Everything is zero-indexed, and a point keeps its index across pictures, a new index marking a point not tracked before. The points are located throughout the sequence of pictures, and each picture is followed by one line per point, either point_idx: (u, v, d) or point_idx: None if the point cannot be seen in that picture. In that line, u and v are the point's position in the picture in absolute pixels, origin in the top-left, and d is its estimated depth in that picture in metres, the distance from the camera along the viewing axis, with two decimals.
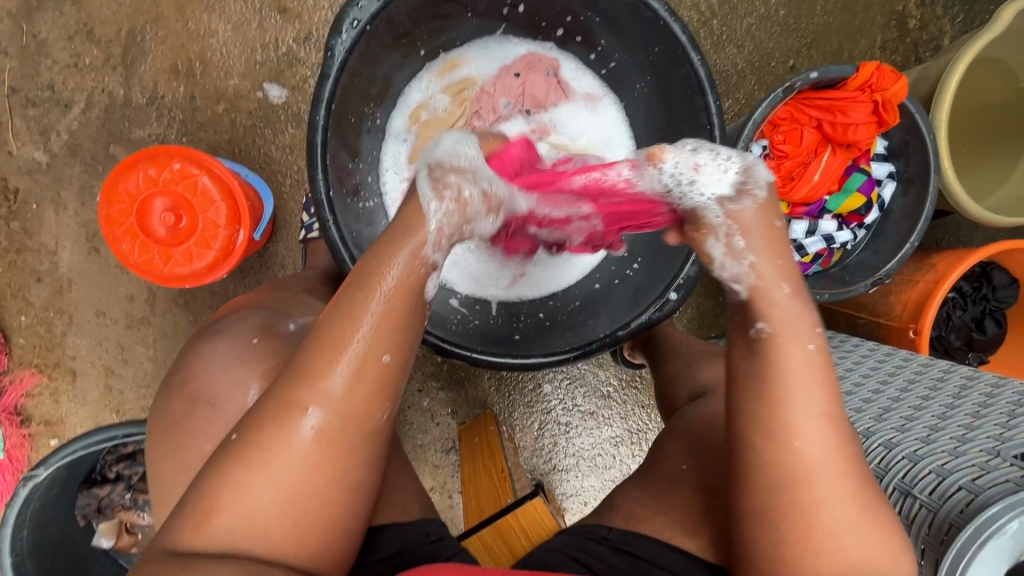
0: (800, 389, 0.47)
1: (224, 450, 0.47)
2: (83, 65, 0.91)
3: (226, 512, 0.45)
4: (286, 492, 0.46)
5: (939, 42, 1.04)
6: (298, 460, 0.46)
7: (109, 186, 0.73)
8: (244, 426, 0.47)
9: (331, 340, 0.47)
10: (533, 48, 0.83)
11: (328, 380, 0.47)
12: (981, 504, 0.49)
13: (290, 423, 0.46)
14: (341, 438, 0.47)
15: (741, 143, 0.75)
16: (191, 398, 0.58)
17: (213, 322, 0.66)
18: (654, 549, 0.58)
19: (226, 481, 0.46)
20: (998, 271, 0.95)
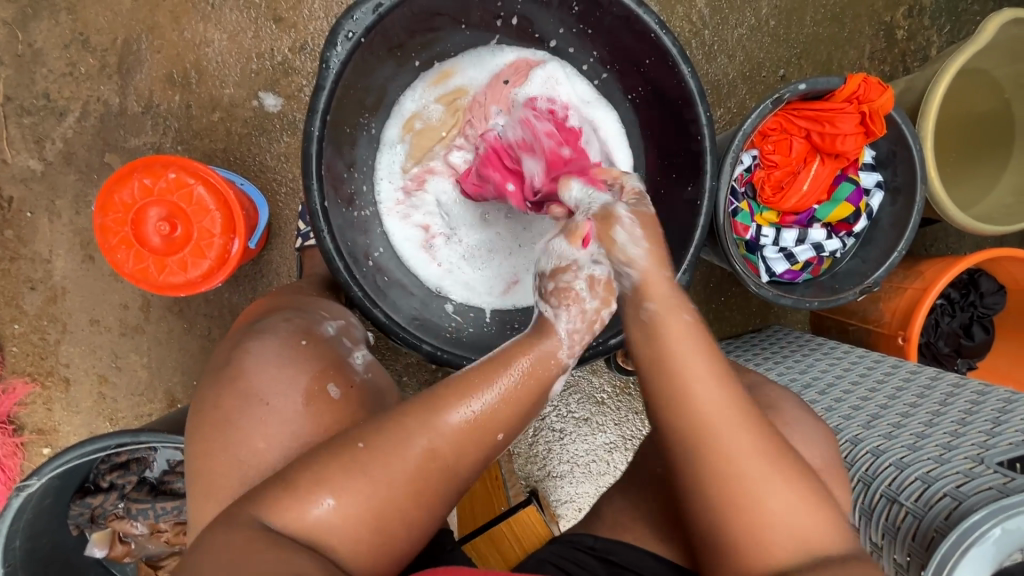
0: (705, 384, 0.51)
1: (341, 455, 0.49)
2: (79, 73, 0.91)
3: (331, 500, 0.47)
4: (379, 510, 0.48)
5: (926, 52, 1.06)
6: (400, 483, 0.48)
7: (104, 196, 0.73)
8: (369, 435, 0.49)
9: (469, 378, 0.51)
10: (526, 56, 0.83)
11: (449, 415, 0.49)
12: (964, 510, 0.50)
13: (410, 448, 0.48)
14: (434, 482, 0.49)
15: (731, 153, 0.76)
16: (245, 394, 0.57)
17: (252, 322, 0.65)
18: (637, 558, 0.60)
19: (334, 479, 0.48)
20: (985, 278, 0.96)
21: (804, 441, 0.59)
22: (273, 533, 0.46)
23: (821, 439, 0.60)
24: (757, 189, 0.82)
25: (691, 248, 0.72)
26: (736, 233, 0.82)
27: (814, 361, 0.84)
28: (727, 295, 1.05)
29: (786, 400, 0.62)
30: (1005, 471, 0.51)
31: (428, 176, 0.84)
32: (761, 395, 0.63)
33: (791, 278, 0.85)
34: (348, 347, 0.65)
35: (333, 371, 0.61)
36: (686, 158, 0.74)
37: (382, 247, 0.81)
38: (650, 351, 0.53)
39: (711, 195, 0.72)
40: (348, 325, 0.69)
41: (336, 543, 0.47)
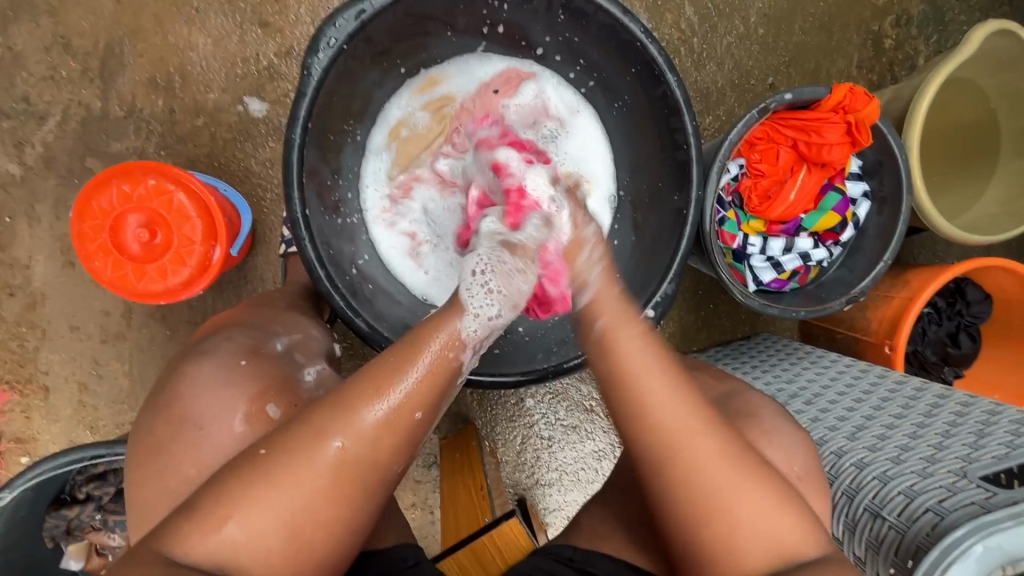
0: (647, 387, 0.51)
1: (245, 463, 0.48)
2: (60, 77, 0.90)
3: (233, 526, 0.46)
4: (291, 519, 0.46)
5: (914, 61, 1.07)
6: (314, 482, 0.47)
7: (82, 202, 0.72)
8: (273, 443, 0.48)
9: (378, 377, 0.48)
10: (513, 64, 0.83)
11: (363, 414, 0.47)
12: (947, 525, 0.49)
13: (318, 451, 0.47)
14: (357, 474, 0.48)
15: (718, 162, 0.75)
16: (177, 422, 0.56)
17: (199, 340, 0.64)
18: (611, 567, 0.59)
19: (234, 496, 0.46)
20: (972, 287, 0.96)
21: (784, 453, 0.58)
22: (177, 563, 0.45)
23: (799, 450, 0.59)
24: (744, 198, 0.82)
25: (677, 256, 0.72)
26: (723, 242, 0.82)
27: (802, 370, 0.84)
28: (716, 302, 1.04)
29: (765, 407, 0.62)
30: (988, 486, 0.51)
31: (414, 184, 0.84)
32: (742, 404, 0.63)
33: (778, 287, 0.85)
34: (299, 363, 0.64)
35: (274, 390, 0.59)
36: (672, 167, 0.74)
37: (367, 254, 0.80)
38: (603, 366, 0.53)
39: (698, 203, 0.72)
40: (304, 339, 0.68)
41: (253, 562, 0.46)
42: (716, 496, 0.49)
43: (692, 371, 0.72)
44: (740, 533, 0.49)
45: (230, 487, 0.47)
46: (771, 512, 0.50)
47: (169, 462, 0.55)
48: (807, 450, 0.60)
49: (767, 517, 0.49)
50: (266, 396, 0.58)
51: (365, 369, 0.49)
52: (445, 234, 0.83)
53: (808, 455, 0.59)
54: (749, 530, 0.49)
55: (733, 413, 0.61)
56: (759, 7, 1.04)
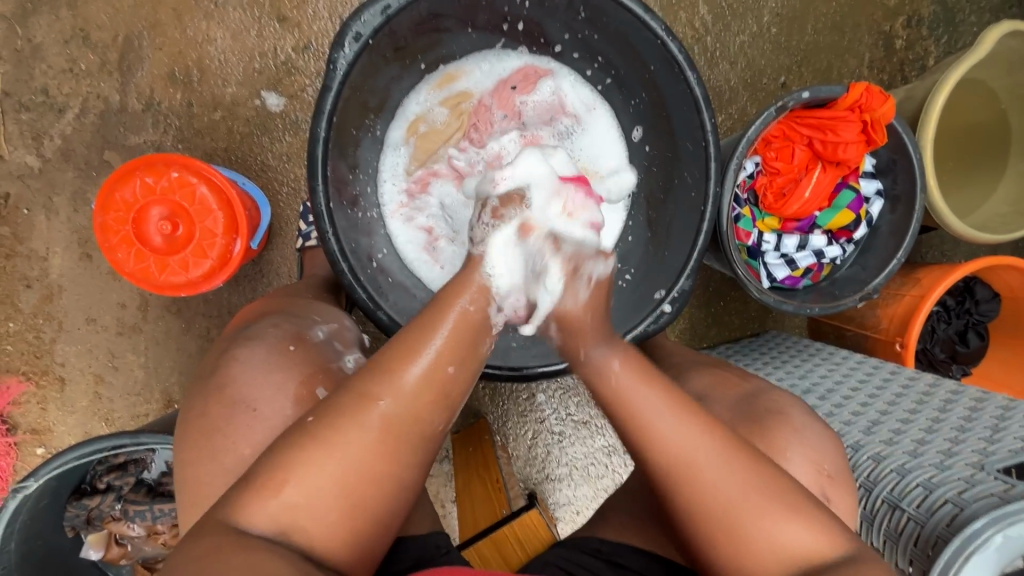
0: (647, 409, 0.53)
1: (293, 432, 0.48)
2: (78, 70, 0.90)
3: (292, 489, 0.46)
4: (344, 475, 0.47)
5: (924, 62, 1.07)
6: (365, 441, 0.48)
7: (105, 194, 0.72)
8: (321, 411, 0.49)
9: (411, 341, 0.50)
10: (530, 61, 0.84)
11: (404, 373, 0.49)
12: (967, 516, 0.50)
13: (365, 411, 0.48)
14: (402, 429, 0.49)
15: (734, 159, 0.76)
16: (230, 402, 0.57)
17: (240, 326, 0.65)
18: (641, 560, 0.60)
19: (291, 461, 0.47)
20: (980, 286, 0.97)
21: (807, 444, 0.59)
22: (244, 532, 0.45)
23: (828, 446, 0.60)
24: (760, 195, 0.83)
25: (694, 253, 0.72)
26: (739, 238, 0.83)
27: (814, 366, 0.85)
28: (726, 299, 1.05)
29: (795, 407, 0.63)
30: (1005, 479, 0.52)
31: (430, 179, 0.84)
32: (770, 401, 0.64)
33: (792, 284, 0.85)
34: (339, 350, 0.64)
35: (321, 375, 0.60)
36: (689, 164, 0.75)
37: (385, 248, 0.80)
38: (602, 390, 0.54)
39: (714, 200, 0.73)
40: (340, 329, 0.68)
41: (311, 527, 0.46)
42: (736, 519, 0.51)
43: (709, 366, 0.73)
44: (752, 534, 0.51)
45: (281, 454, 0.47)
46: (789, 528, 0.50)
47: (197, 451, 0.55)
48: (836, 447, 0.61)
49: (783, 533, 0.50)
50: (295, 386, 0.58)
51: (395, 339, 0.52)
52: (461, 229, 0.84)
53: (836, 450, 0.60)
54: (768, 552, 0.50)
55: (761, 411, 0.62)
56: (772, 7, 1.05)
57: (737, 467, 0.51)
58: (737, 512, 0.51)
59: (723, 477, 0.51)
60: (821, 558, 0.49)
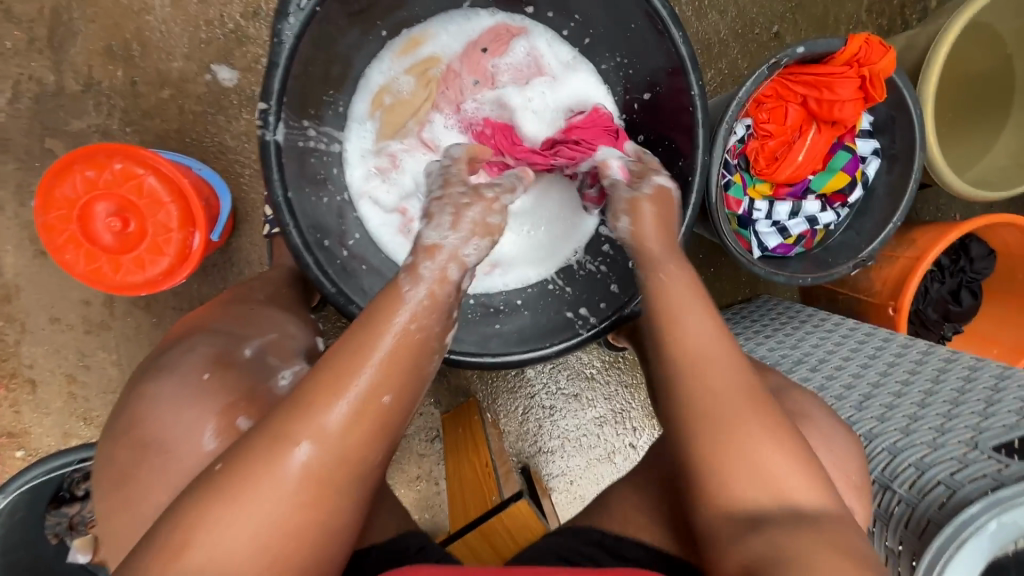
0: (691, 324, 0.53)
1: (205, 481, 0.42)
2: (5, 49, 0.82)
3: (197, 551, 0.39)
4: (258, 534, 0.40)
5: (925, 3, 1.00)
6: (282, 491, 0.41)
7: (43, 192, 0.66)
8: (230, 456, 0.42)
9: (337, 371, 0.43)
10: (502, 19, 0.77)
11: (324, 412, 0.42)
12: (960, 500, 0.49)
13: (280, 456, 0.41)
14: (327, 478, 0.42)
15: (724, 124, 0.71)
16: (141, 444, 0.52)
17: (163, 349, 0.59)
18: (648, 556, 0.57)
19: (200, 516, 0.40)
20: (975, 243, 0.95)
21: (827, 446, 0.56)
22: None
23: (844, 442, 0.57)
24: (750, 160, 0.78)
25: (683, 226, 0.67)
26: (728, 208, 0.78)
27: (805, 336, 0.83)
28: (717, 265, 1.02)
29: (812, 406, 0.59)
30: (999, 457, 0.51)
31: (402, 155, 0.78)
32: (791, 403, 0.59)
33: (784, 252, 0.82)
34: (273, 366, 0.59)
35: (244, 403, 0.53)
36: (672, 129, 0.70)
37: (357, 232, 0.75)
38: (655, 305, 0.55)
39: (704, 169, 0.68)
40: (279, 340, 0.63)
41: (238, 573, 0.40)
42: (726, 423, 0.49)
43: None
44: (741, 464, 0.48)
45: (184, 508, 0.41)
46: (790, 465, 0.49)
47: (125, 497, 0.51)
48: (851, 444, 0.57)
49: (776, 461, 0.48)
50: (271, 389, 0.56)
51: (327, 357, 0.44)
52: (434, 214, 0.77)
53: (846, 447, 0.57)
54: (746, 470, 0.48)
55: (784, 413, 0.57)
56: None
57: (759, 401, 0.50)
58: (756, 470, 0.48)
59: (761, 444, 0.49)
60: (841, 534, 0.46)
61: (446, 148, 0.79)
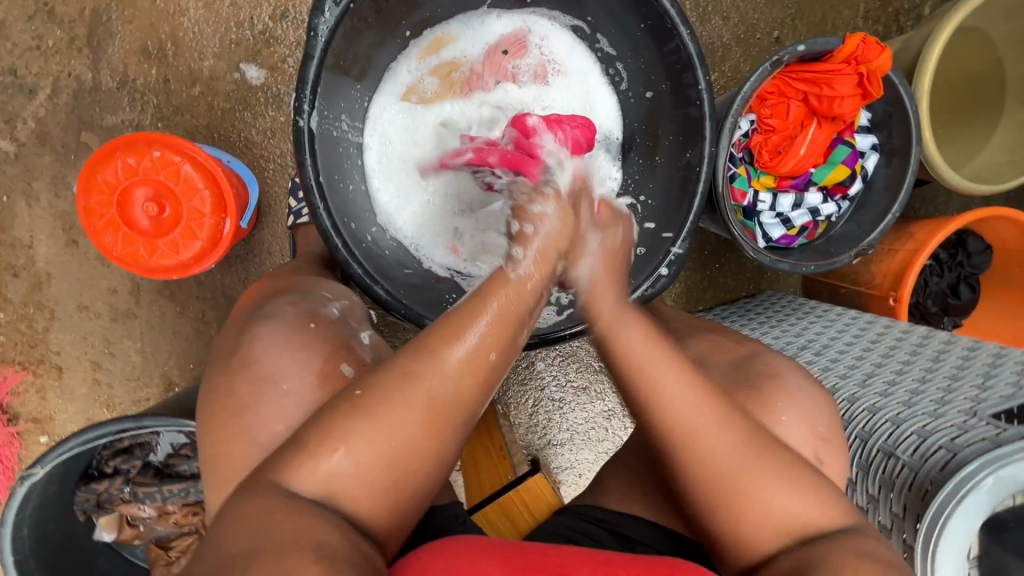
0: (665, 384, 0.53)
1: (340, 402, 0.48)
2: (46, 47, 0.86)
3: (343, 455, 0.45)
4: (390, 450, 0.46)
5: (920, 11, 1.05)
6: (410, 419, 0.47)
7: (86, 176, 0.70)
8: (366, 385, 0.48)
9: (456, 324, 0.50)
10: (519, 23, 0.78)
11: (446, 356, 0.48)
12: (960, 460, 0.52)
13: (411, 388, 0.47)
14: (449, 413, 0.48)
15: (730, 118, 0.75)
16: (254, 380, 0.56)
17: (254, 306, 0.63)
18: (648, 531, 0.60)
19: (343, 428, 0.46)
20: (972, 239, 0.98)
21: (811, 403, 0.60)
22: (296, 495, 0.44)
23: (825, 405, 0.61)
24: (755, 154, 0.82)
25: (691, 214, 0.71)
26: (734, 199, 0.82)
27: (808, 324, 0.86)
28: (722, 261, 1.04)
29: (788, 368, 0.63)
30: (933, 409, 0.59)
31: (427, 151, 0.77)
32: (763, 364, 0.64)
33: (787, 243, 0.85)
34: (354, 327, 0.64)
35: (344, 352, 0.59)
36: (682, 124, 0.73)
37: (375, 224, 0.74)
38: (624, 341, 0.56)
39: (711, 160, 0.71)
40: (353, 306, 0.67)
41: (358, 492, 0.46)
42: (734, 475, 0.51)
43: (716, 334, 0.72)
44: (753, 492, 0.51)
45: (310, 434, 0.46)
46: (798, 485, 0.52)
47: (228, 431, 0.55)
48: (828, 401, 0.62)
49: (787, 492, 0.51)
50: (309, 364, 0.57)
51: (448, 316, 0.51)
52: (462, 225, 0.76)
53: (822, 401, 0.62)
54: (756, 505, 0.51)
55: (758, 375, 0.62)
56: None
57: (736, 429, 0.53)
58: (722, 464, 0.52)
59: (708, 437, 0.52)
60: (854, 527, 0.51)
61: (482, 166, 0.77)
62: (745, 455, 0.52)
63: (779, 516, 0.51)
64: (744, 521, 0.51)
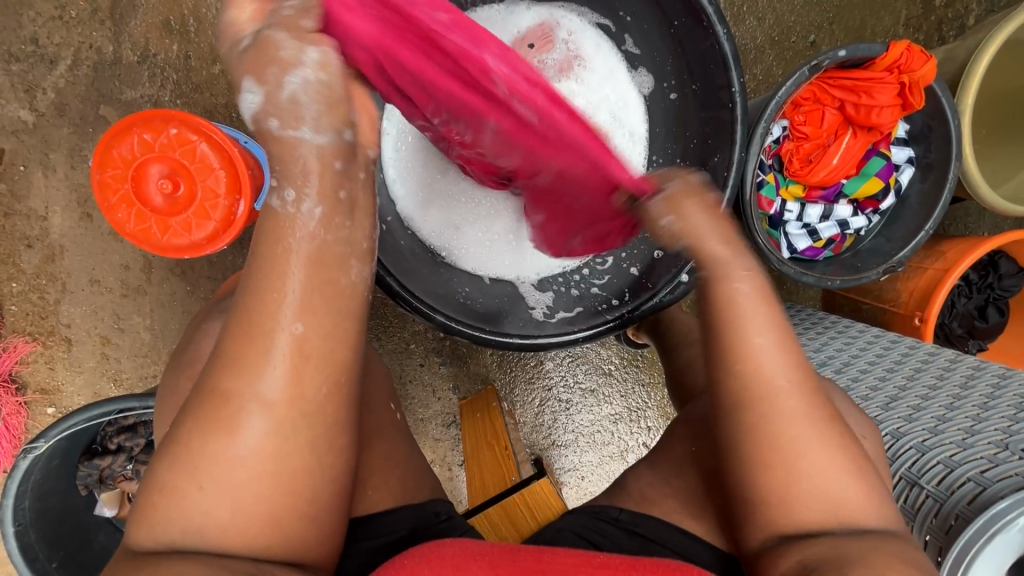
0: (765, 347, 0.48)
1: (162, 449, 0.44)
2: (69, 17, 0.86)
3: (188, 506, 0.41)
4: (237, 484, 0.42)
5: (964, 21, 1.00)
6: (231, 452, 0.42)
7: (102, 150, 0.70)
8: (176, 424, 0.44)
9: (249, 325, 0.42)
10: (547, 16, 0.75)
11: (258, 374, 0.42)
12: (990, 496, 0.49)
13: (225, 417, 0.42)
14: (291, 420, 0.42)
15: (762, 124, 0.72)
16: None
17: (221, 297, 0.63)
18: (665, 531, 0.57)
19: (173, 482, 0.42)
20: (1005, 260, 0.94)
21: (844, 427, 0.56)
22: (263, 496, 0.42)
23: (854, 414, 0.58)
24: (785, 161, 0.79)
25: None
26: (761, 207, 0.79)
27: (829, 339, 0.83)
28: None
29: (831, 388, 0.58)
30: (959, 441, 0.57)
31: None
32: None
33: (813, 255, 0.82)
34: None
35: None
36: (712, 128, 0.70)
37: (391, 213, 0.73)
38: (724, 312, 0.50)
39: (739, 166, 0.68)
40: None
41: (229, 528, 0.41)
42: (787, 458, 0.47)
43: None
44: (803, 490, 0.47)
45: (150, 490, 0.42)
46: (844, 484, 0.48)
47: None
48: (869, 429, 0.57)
49: (833, 478, 0.47)
50: None
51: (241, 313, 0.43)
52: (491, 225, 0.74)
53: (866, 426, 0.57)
54: (810, 496, 0.47)
55: None
56: None
57: (819, 418, 0.48)
58: (777, 387, 0.48)
59: (778, 366, 0.48)
60: (858, 518, 0.47)
61: None
62: (813, 442, 0.48)
63: (824, 512, 0.47)
64: (782, 511, 0.47)
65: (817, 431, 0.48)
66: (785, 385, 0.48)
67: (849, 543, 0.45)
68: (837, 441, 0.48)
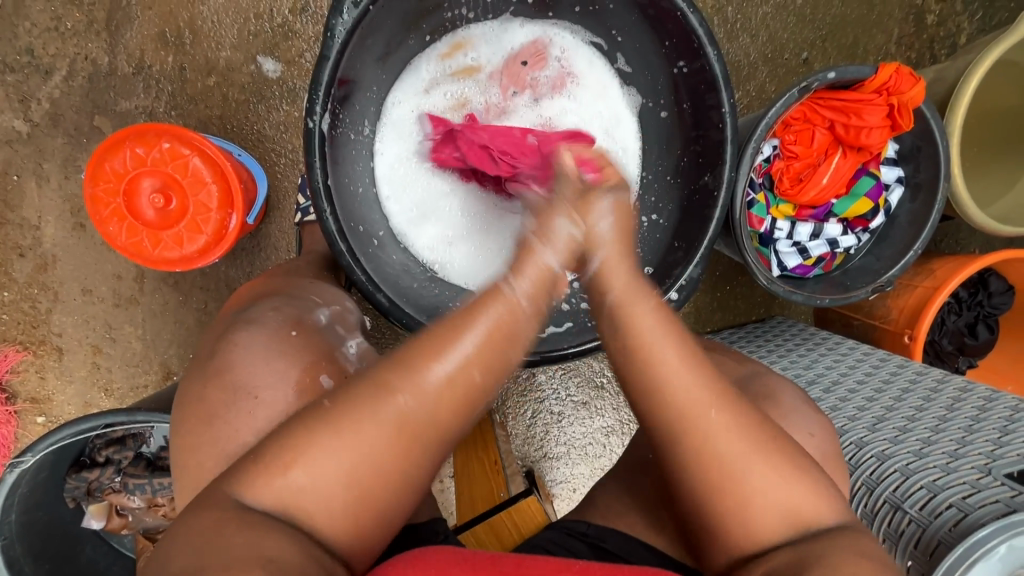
0: (661, 363, 0.49)
1: (302, 416, 0.46)
2: (65, 29, 0.86)
3: (299, 470, 0.44)
4: (354, 466, 0.44)
5: (955, 40, 1.01)
6: (378, 434, 0.45)
7: (94, 164, 0.70)
8: (337, 396, 0.46)
9: (442, 338, 0.47)
10: (541, 34, 0.75)
11: (430, 372, 0.46)
12: (972, 524, 0.50)
13: (382, 401, 0.45)
14: (416, 431, 0.46)
15: (752, 143, 0.73)
16: (193, 398, 0.56)
17: (240, 309, 0.63)
18: (630, 547, 0.57)
19: (299, 442, 0.44)
20: (995, 278, 0.95)
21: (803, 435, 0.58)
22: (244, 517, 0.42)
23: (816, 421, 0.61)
24: (775, 180, 0.80)
25: (705, 239, 0.68)
26: (751, 225, 0.80)
27: (819, 357, 0.84)
28: (733, 284, 1.02)
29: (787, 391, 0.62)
30: (943, 465, 0.57)
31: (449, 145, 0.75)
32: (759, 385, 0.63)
33: (802, 272, 0.83)
34: (341, 335, 0.65)
35: (324, 363, 0.60)
36: (702, 147, 0.71)
37: (382, 227, 0.73)
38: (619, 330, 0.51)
39: (729, 185, 0.69)
40: (341, 312, 0.68)
41: (315, 510, 0.44)
42: (721, 478, 0.48)
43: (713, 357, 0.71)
44: (750, 507, 0.47)
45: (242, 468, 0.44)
46: (791, 495, 0.48)
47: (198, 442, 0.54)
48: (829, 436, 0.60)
49: (777, 498, 0.47)
50: (307, 371, 0.58)
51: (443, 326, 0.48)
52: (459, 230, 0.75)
53: (820, 426, 0.60)
54: (760, 515, 0.47)
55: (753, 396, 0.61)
56: None
57: (743, 433, 0.48)
58: (688, 404, 0.48)
59: (674, 374, 0.49)
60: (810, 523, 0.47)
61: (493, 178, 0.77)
62: (740, 452, 0.48)
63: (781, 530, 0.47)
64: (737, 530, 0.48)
65: (757, 429, 0.49)
66: (693, 388, 0.49)
67: (816, 547, 0.45)
68: (763, 449, 0.48)
